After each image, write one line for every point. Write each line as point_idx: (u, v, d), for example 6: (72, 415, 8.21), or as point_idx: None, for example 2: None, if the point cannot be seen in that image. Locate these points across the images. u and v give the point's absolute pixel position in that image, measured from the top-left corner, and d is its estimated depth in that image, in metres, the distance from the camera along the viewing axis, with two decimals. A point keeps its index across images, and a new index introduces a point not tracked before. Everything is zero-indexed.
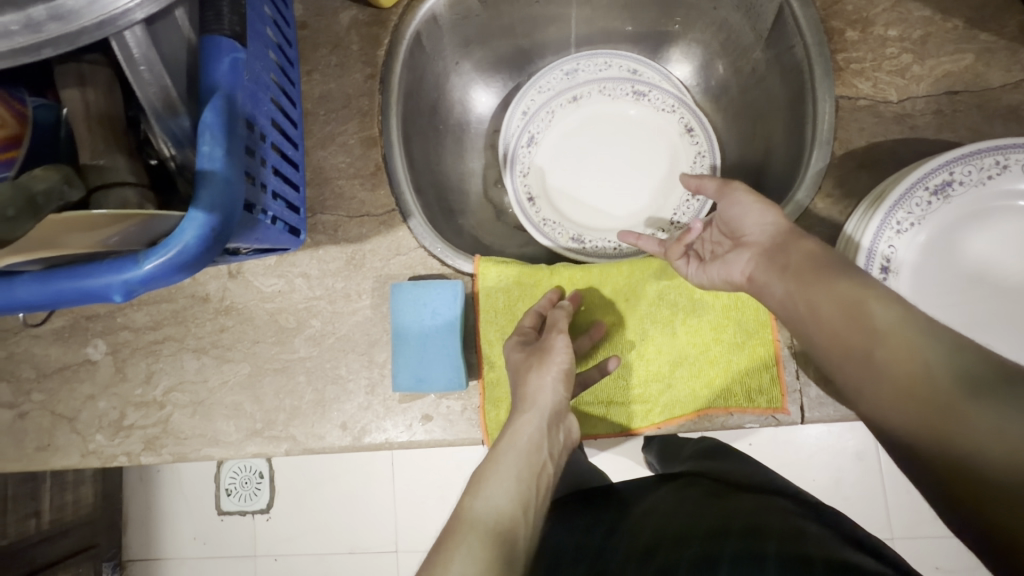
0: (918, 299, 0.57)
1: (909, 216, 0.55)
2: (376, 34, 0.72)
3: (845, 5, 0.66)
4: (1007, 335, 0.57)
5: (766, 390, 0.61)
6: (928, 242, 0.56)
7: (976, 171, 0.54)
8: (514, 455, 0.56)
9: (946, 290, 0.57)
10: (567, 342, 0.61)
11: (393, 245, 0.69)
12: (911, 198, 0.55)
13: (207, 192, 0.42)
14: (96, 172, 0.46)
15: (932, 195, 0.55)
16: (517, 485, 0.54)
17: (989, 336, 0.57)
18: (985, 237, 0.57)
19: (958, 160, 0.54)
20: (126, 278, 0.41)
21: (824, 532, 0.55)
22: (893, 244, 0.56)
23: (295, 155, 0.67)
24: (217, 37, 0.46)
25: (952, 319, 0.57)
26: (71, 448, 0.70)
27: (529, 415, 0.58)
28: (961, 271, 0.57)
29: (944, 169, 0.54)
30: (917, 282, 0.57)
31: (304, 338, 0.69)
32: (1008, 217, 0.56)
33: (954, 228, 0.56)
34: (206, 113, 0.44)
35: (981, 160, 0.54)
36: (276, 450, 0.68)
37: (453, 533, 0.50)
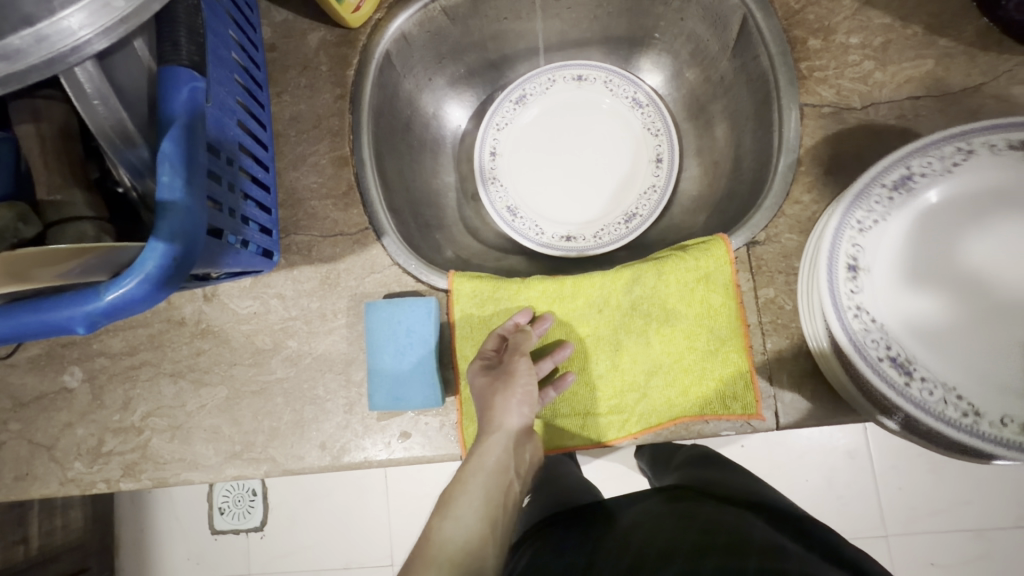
0: (890, 297, 0.55)
1: (871, 213, 0.55)
2: (346, 54, 0.73)
3: (806, 14, 0.67)
4: (1000, 327, 0.54)
5: (740, 395, 0.61)
6: (892, 238, 0.56)
7: (936, 161, 0.54)
8: (482, 476, 0.58)
9: (921, 285, 0.55)
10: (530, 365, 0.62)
11: (367, 264, 0.69)
12: (871, 195, 0.55)
13: (167, 222, 0.42)
14: (54, 209, 0.47)
15: (893, 190, 0.55)
16: (481, 503, 0.58)
17: (981, 329, 0.54)
18: (952, 228, 0.56)
19: (915, 153, 0.54)
20: (88, 310, 0.41)
21: (802, 548, 0.58)
22: (858, 242, 0.55)
23: (266, 177, 0.67)
24: (175, 67, 0.46)
25: (936, 316, 0.54)
26: (49, 476, 0.69)
27: (496, 437, 0.59)
28: (932, 264, 0.56)
29: (901, 163, 0.54)
30: (885, 279, 0.55)
31: (281, 358, 0.68)
32: (976, 204, 0.55)
33: (919, 225, 0.56)
34: (165, 143, 0.44)
35: (940, 149, 0.54)
36: (256, 472, 0.67)
37: (424, 554, 0.54)
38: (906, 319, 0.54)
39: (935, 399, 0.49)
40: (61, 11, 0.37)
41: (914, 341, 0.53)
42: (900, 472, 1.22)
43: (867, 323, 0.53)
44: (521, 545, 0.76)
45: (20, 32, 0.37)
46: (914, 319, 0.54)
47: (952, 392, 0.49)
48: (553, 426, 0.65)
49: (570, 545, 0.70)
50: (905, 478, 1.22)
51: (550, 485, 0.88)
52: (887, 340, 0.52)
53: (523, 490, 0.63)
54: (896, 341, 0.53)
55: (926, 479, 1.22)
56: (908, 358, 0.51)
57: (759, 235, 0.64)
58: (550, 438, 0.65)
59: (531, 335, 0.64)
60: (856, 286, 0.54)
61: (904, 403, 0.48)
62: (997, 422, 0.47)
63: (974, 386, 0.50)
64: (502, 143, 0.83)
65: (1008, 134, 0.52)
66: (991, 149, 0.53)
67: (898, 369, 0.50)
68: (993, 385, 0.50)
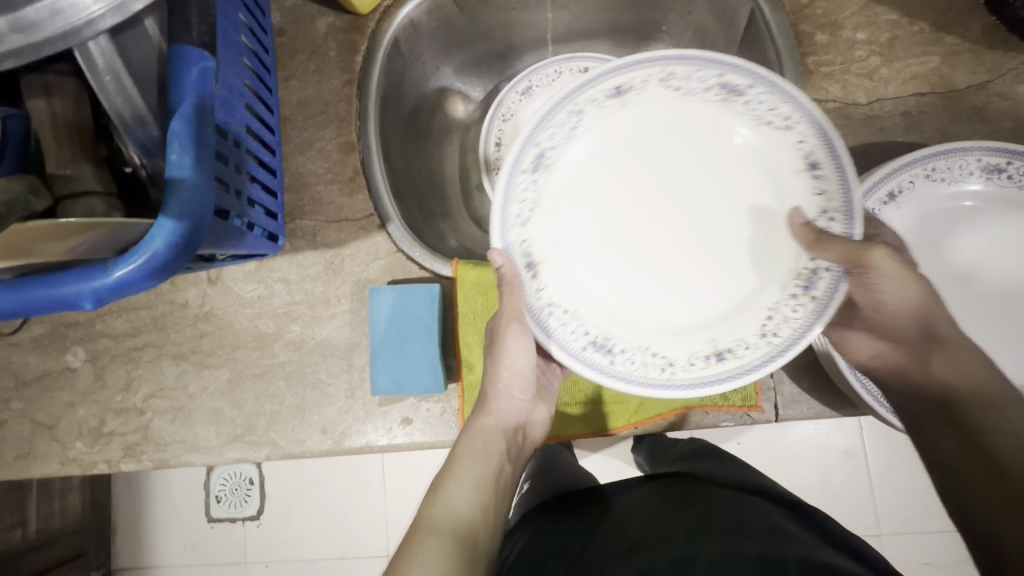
0: (574, 274, 0.58)
1: (524, 204, 0.55)
2: (354, 40, 0.73)
3: (814, 8, 0.66)
4: (674, 260, 0.59)
5: (740, 387, 0.62)
6: (559, 220, 0.58)
7: (557, 131, 0.55)
8: (472, 458, 0.55)
9: (584, 246, 0.59)
10: (520, 334, 0.57)
11: (372, 250, 0.69)
12: (518, 186, 0.54)
13: (176, 200, 0.42)
14: (64, 182, 0.47)
15: (533, 170, 0.55)
16: (475, 492, 0.53)
17: (668, 262, 0.59)
18: (575, 201, 0.59)
19: (538, 130, 0.54)
20: (95, 286, 0.42)
21: (800, 527, 0.61)
22: (524, 235, 0.56)
23: (272, 161, 0.67)
24: (185, 45, 0.46)
25: (602, 278, 0.59)
26: (50, 456, 0.70)
27: (489, 420, 0.58)
28: (599, 229, 0.60)
29: (532, 143, 0.54)
30: (561, 263, 0.58)
31: (283, 343, 0.69)
32: (618, 154, 0.59)
33: (577, 184, 0.59)
34: (174, 121, 0.44)
35: (556, 119, 0.54)
36: (257, 455, 0.68)
37: (411, 541, 0.48)
38: (587, 299, 0.57)
39: (640, 366, 0.53)
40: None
41: (611, 318, 0.57)
42: (895, 472, 1.23)
43: (566, 316, 0.55)
44: (519, 528, 0.78)
45: (36, 4, 0.37)
46: (602, 281, 0.59)
47: (651, 350, 0.54)
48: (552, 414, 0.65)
49: (569, 527, 0.72)
50: (899, 478, 1.23)
51: (547, 474, 0.89)
52: (586, 323, 0.55)
53: (516, 479, 0.58)
54: (593, 322, 0.55)
55: (924, 481, 1.23)
56: (606, 336, 0.55)
57: None
58: (552, 427, 0.65)
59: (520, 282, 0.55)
60: (539, 285, 0.56)
61: (616, 383, 0.51)
62: (690, 365, 0.52)
63: (681, 335, 0.55)
64: (506, 134, 0.83)
65: (601, 85, 0.53)
66: (599, 100, 0.54)
67: (601, 351, 0.53)
68: (683, 326, 0.57)
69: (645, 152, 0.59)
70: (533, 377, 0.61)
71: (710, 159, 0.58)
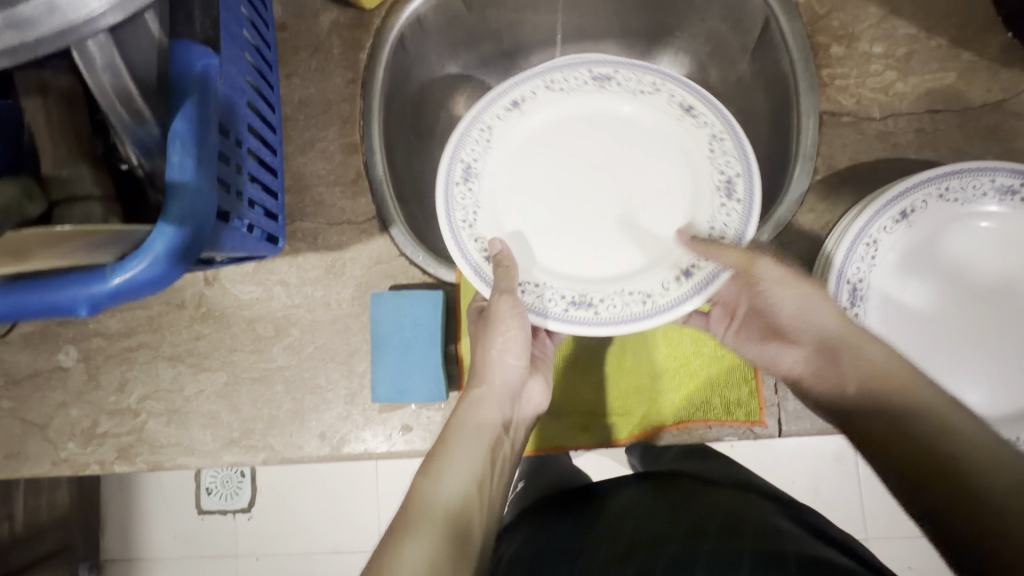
0: (536, 252, 0.63)
1: (465, 211, 0.61)
2: (359, 37, 0.71)
3: (830, 20, 0.65)
4: (616, 211, 0.65)
5: (744, 402, 0.61)
6: (504, 213, 0.64)
7: (475, 147, 0.63)
8: (469, 433, 0.54)
9: (536, 223, 0.65)
10: (513, 305, 0.56)
11: (374, 254, 0.68)
12: (454, 196, 0.61)
13: (177, 204, 0.41)
14: (59, 185, 0.46)
15: (466, 182, 0.62)
16: (468, 488, 0.51)
17: (609, 213, 0.65)
18: (512, 193, 0.65)
19: (457, 149, 0.61)
20: (92, 292, 0.40)
21: (796, 527, 0.64)
22: (477, 236, 0.61)
23: (273, 161, 0.66)
24: (188, 41, 0.44)
25: (563, 246, 0.64)
26: (41, 456, 0.68)
27: (483, 391, 0.58)
28: (543, 207, 0.65)
29: (456, 161, 0.61)
30: (523, 250, 0.63)
31: (282, 346, 0.68)
32: (533, 148, 0.66)
33: (510, 176, 0.65)
34: (176, 121, 0.42)
35: (469, 138, 0.62)
36: (253, 460, 0.67)
37: (405, 521, 0.47)
38: (553, 273, 0.62)
39: (623, 306, 0.58)
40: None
41: (581, 279, 0.62)
42: (884, 477, 1.24)
43: (539, 291, 0.60)
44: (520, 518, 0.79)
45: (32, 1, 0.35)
46: (563, 250, 0.64)
47: (626, 291, 0.59)
48: (554, 426, 0.64)
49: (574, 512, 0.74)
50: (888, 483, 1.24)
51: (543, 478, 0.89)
52: (558, 289, 0.60)
53: (515, 451, 0.58)
54: (564, 286, 0.60)
55: None
56: (581, 295, 0.60)
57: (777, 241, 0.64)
58: (547, 439, 0.63)
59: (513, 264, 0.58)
60: None
61: (606, 330, 0.56)
62: (665, 290, 0.58)
63: (650, 269, 0.61)
64: None
65: (498, 104, 0.63)
66: (501, 117, 0.64)
67: (580, 306, 0.59)
68: (643, 265, 0.62)
69: (555, 138, 0.66)
70: (528, 344, 0.60)
71: (610, 119, 0.65)
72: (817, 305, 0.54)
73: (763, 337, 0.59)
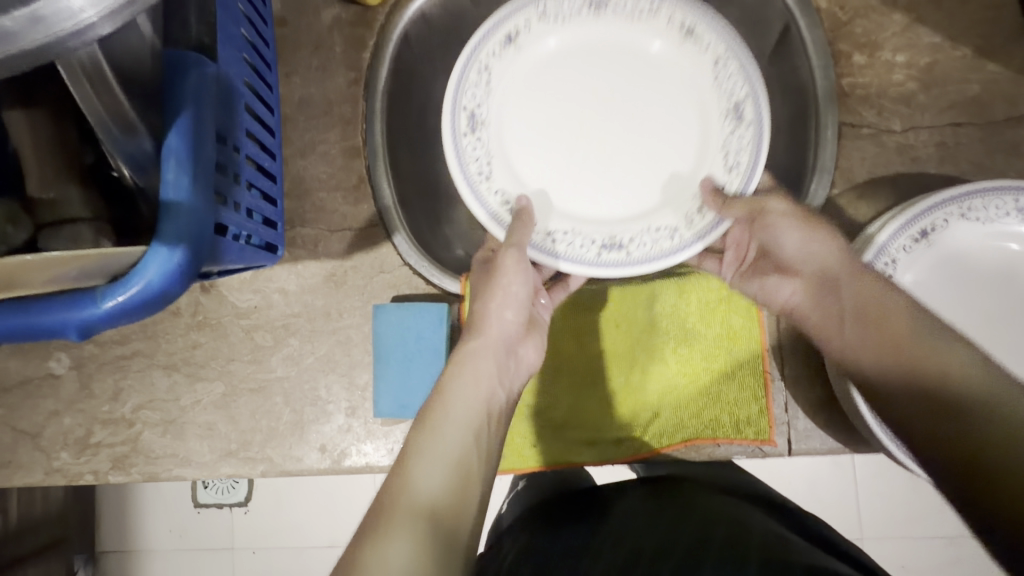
0: (557, 196, 0.63)
1: (478, 161, 0.60)
2: (362, 35, 0.68)
3: (853, 27, 0.63)
4: (629, 144, 0.64)
5: (753, 421, 0.59)
6: (520, 165, 0.64)
7: (477, 91, 0.60)
8: (463, 389, 0.52)
9: (554, 167, 0.64)
10: (517, 261, 0.57)
11: (376, 263, 0.66)
12: (465, 148, 0.60)
13: (171, 226, 0.39)
14: (47, 208, 0.45)
15: (473, 130, 0.61)
16: (456, 460, 0.47)
17: (623, 147, 0.64)
18: (521, 145, 0.64)
19: (458, 96, 0.59)
20: (81, 318, 0.38)
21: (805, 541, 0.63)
22: (496, 188, 0.61)
23: (272, 166, 0.63)
24: (183, 49, 0.41)
25: (584, 186, 0.64)
26: (33, 465, 0.67)
27: (481, 342, 0.56)
28: (557, 155, 0.64)
29: (460, 108, 0.59)
30: (543, 199, 0.63)
31: (281, 357, 0.66)
32: (535, 90, 0.64)
33: (516, 120, 0.64)
34: (171, 136, 0.40)
35: (469, 80, 0.59)
36: (252, 472, 0.65)
37: (384, 508, 0.41)
38: (579, 219, 0.62)
39: (653, 243, 0.58)
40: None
41: (608, 221, 0.62)
42: (882, 479, 1.24)
43: (568, 238, 0.60)
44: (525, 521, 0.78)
45: (12, 12, 0.29)
46: (586, 191, 0.64)
47: (654, 229, 0.59)
48: (559, 443, 0.62)
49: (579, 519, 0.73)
50: (886, 485, 1.24)
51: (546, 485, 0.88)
52: (587, 235, 0.60)
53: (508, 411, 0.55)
54: (594, 230, 0.60)
55: (908, 488, 1.24)
56: (613, 238, 0.59)
57: None
58: (550, 455, 0.62)
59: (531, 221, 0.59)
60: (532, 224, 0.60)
61: (643, 270, 0.57)
62: (691, 224, 0.58)
63: (674, 203, 0.61)
64: None
65: (492, 40, 0.60)
66: (496, 53, 0.61)
67: (614, 250, 0.59)
68: (664, 200, 0.62)
69: (556, 76, 0.64)
70: (526, 302, 0.60)
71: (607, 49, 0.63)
72: (816, 239, 0.54)
73: (764, 272, 0.59)
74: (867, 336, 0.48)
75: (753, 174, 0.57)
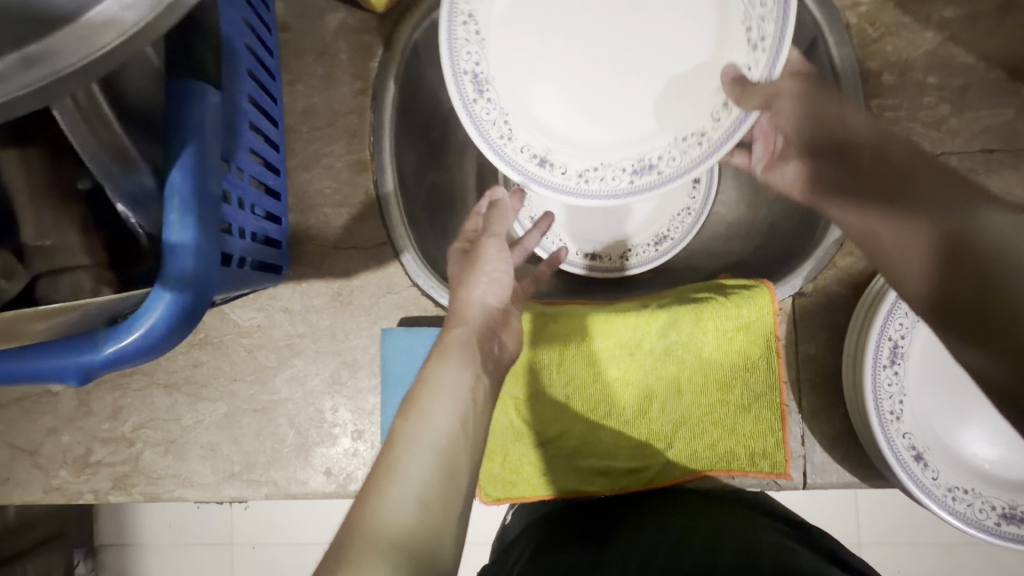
0: (577, 128, 0.58)
1: (495, 123, 0.55)
2: (369, 43, 0.65)
3: (883, 44, 0.60)
4: (637, 45, 0.57)
5: (769, 453, 0.60)
6: (533, 107, 0.58)
7: (470, 47, 0.54)
8: (450, 369, 0.47)
9: (566, 100, 0.58)
10: (499, 248, 0.58)
11: (384, 282, 0.64)
12: (479, 115, 0.55)
13: (176, 269, 0.37)
14: (43, 257, 0.43)
15: (479, 90, 0.55)
16: (445, 459, 0.41)
17: (629, 53, 0.57)
18: (527, 83, 0.58)
19: (451, 63, 0.53)
20: (82, 363, 0.36)
21: (810, 551, 0.54)
22: (521, 143, 0.56)
23: (276, 183, 0.61)
24: (186, 78, 0.39)
25: (602, 109, 0.58)
26: (32, 483, 0.65)
27: (458, 332, 0.51)
28: (567, 86, 0.58)
29: (460, 73, 0.53)
30: (566, 136, 0.58)
31: (285, 378, 0.64)
32: (524, 24, 0.57)
33: (516, 57, 0.57)
34: (174, 173, 0.38)
35: (457, 39, 0.53)
36: (255, 494, 0.64)
37: (361, 524, 0.36)
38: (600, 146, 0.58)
39: (683, 155, 0.54)
40: (94, 2, 0.27)
41: (635, 140, 0.57)
42: None
43: (598, 172, 0.57)
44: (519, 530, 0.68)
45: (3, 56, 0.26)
46: (606, 115, 0.58)
47: (682, 138, 0.54)
48: (570, 472, 0.61)
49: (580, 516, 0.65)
50: None
51: None
52: (615, 163, 0.57)
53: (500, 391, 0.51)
54: (620, 155, 0.57)
55: None
56: (642, 159, 0.56)
57: (807, 286, 0.62)
58: (557, 482, 0.61)
59: (510, 213, 0.62)
60: (562, 172, 0.57)
61: (676, 185, 0.54)
62: (717, 122, 0.52)
63: (696, 101, 0.54)
64: None
65: None
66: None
67: (641, 170, 0.56)
68: (687, 98, 0.55)
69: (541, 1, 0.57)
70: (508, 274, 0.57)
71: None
72: (836, 111, 0.53)
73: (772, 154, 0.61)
74: (879, 195, 0.46)
75: (779, 50, 0.48)
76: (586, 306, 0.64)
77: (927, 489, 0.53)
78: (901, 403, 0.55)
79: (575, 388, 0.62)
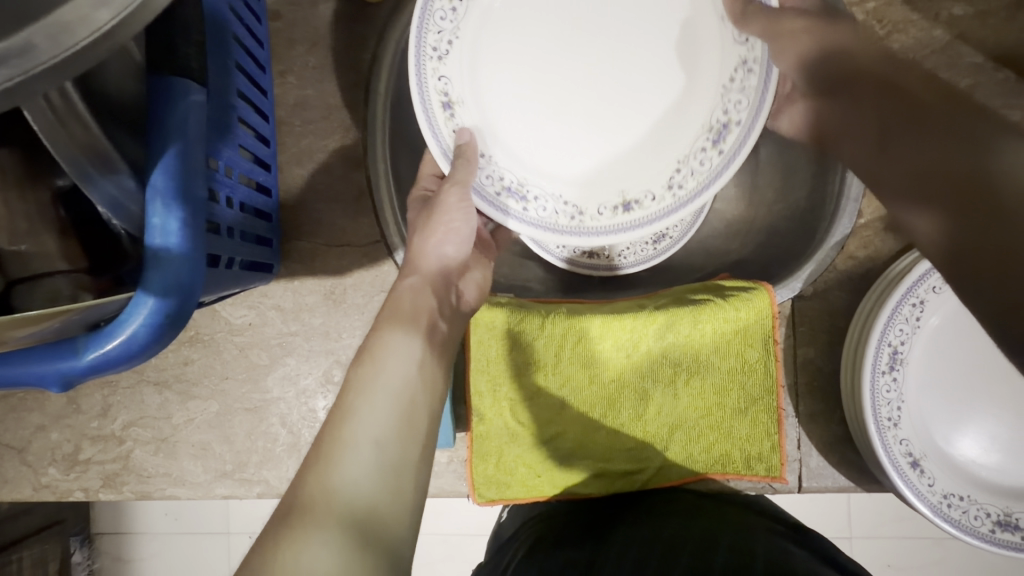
0: (619, 148, 0.58)
1: (559, 208, 0.58)
2: (364, 35, 0.63)
3: (890, 42, 0.59)
4: (608, 53, 0.56)
5: (765, 457, 0.59)
6: (578, 170, 0.59)
7: (487, 173, 0.57)
8: (402, 321, 0.49)
9: (591, 139, 0.59)
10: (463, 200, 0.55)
11: (377, 281, 0.63)
12: (546, 215, 0.57)
13: (159, 274, 0.36)
14: (18, 262, 0.42)
15: (520, 191, 0.58)
16: (401, 405, 0.43)
17: (602, 63, 0.57)
18: (554, 156, 0.59)
19: (481, 191, 0.56)
20: (62, 369, 0.36)
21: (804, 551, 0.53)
22: (598, 210, 0.57)
23: (267, 179, 0.60)
24: (168, 76, 0.37)
25: (632, 122, 0.58)
26: (21, 481, 0.64)
27: (412, 280, 0.54)
28: (587, 131, 0.59)
29: (495, 189, 0.57)
30: (621, 169, 0.58)
31: (276, 377, 0.63)
32: (510, 104, 0.58)
33: (526, 131, 0.59)
34: (155, 174, 0.37)
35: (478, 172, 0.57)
36: (247, 493, 0.63)
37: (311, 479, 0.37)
38: (653, 146, 0.57)
39: (744, 91, 0.51)
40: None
41: (688, 112, 0.55)
42: None
43: (684, 168, 0.54)
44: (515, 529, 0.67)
45: None
46: (633, 127, 0.58)
47: (727, 97, 0.52)
48: (564, 473, 0.61)
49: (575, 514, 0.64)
50: None
51: None
52: (693, 150, 0.54)
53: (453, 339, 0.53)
54: (676, 142, 0.56)
55: None
56: (712, 126, 0.53)
57: (807, 288, 0.61)
58: (551, 482, 0.61)
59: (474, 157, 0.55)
60: (652, 200, 0.56)
61: (757, 133, 0.49)
62: (749, 48, 0.50)
63: (708, 58, 0.54)
64: None
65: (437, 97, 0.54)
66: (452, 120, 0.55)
67: (720, 134, 0.52)
68: (690, 69, 0.55)
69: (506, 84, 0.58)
70: (470, 236, 0.58)
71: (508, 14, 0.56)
72: (841, 46, 0.49)
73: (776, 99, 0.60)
74: (898, 135, 0.43)
75: None
76: (585, 305, 0.63)
77: (922, 496, 0.53)
78: (899, 409, 0.54)
79: (571, 389, 0.61)
